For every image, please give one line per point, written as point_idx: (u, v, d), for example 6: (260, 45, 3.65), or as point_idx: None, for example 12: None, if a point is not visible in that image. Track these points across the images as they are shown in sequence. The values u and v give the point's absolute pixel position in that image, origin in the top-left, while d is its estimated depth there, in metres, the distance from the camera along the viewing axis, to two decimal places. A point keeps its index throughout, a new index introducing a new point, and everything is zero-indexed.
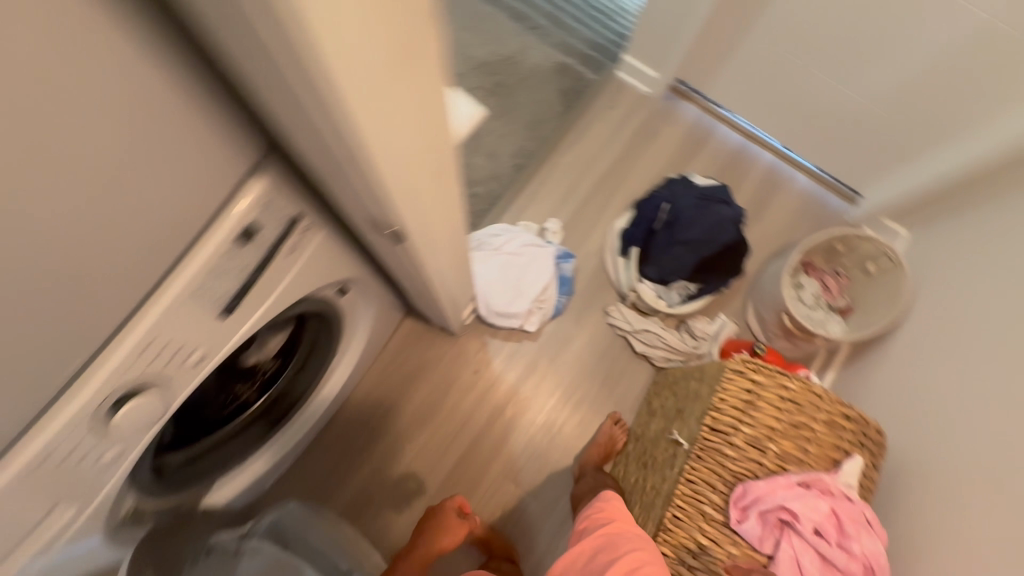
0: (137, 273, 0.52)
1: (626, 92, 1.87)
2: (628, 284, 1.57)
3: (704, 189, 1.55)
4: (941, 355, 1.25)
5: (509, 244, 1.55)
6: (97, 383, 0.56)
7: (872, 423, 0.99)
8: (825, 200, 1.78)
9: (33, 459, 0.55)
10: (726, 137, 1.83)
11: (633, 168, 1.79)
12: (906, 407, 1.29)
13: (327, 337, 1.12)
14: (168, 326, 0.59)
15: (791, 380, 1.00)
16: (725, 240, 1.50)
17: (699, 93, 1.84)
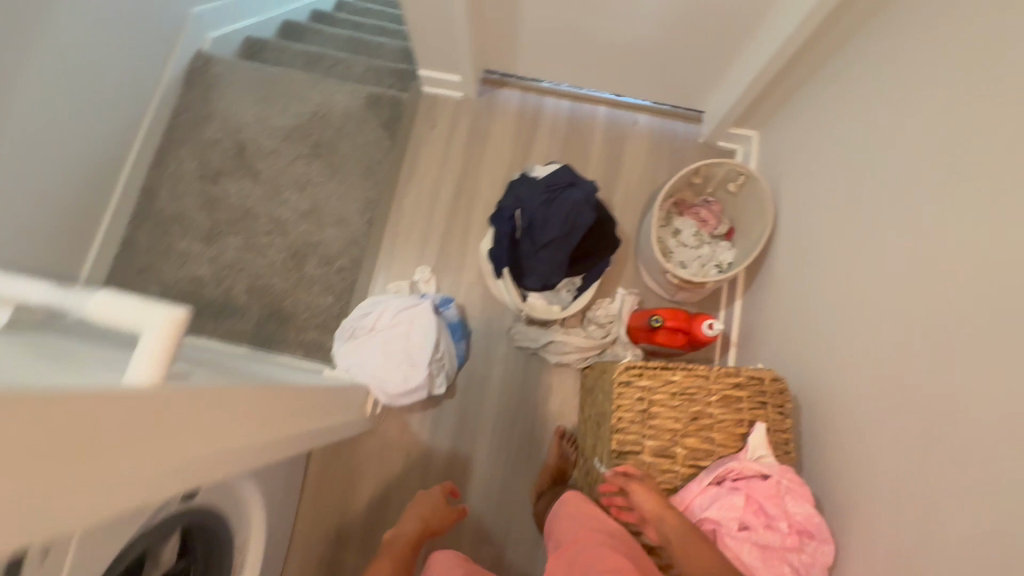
0: None
1: (439, 104, 1.75)
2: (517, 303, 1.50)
3: (547, 180, 1.46)
4: (813, 259, 1.24)
5: (382, 319, 1.44)
6: None
7: (766, 378, 0.97)
8: (673, 130, 1.73)
9: None
10: (555, 108, 1.75)
11: (477, 177, 1.69)
12: (793, 321, 1.27)
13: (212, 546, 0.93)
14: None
15: (677, 372, 0.95)
16: (585, 222, 1.42)
17: (510, 75, 1.74)
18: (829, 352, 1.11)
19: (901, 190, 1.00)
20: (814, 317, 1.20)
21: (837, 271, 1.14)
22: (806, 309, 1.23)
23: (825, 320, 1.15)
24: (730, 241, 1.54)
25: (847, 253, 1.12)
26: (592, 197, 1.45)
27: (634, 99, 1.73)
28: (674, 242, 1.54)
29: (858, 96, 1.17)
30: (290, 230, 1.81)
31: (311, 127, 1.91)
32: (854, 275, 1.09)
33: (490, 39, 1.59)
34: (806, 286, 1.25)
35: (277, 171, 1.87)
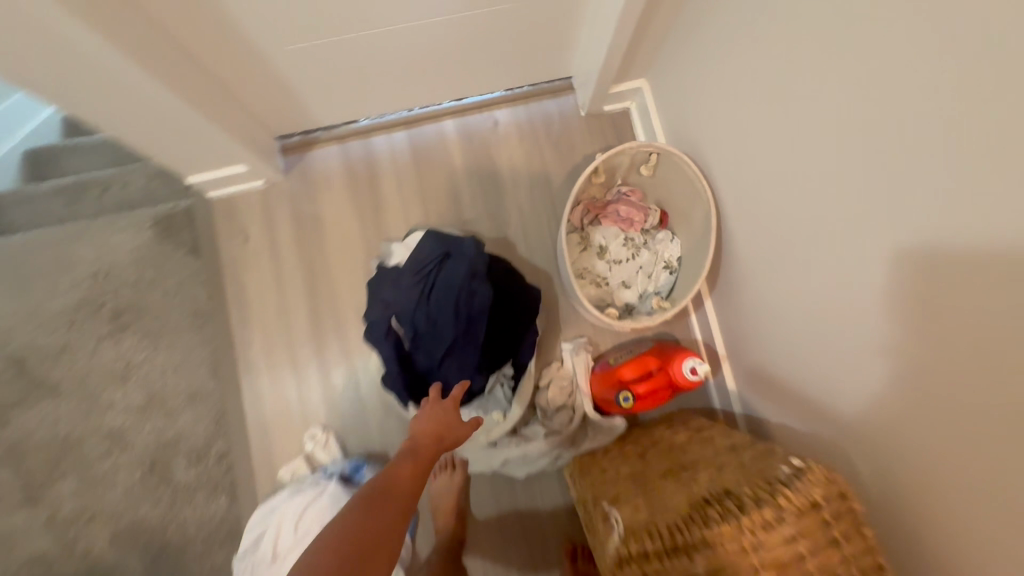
0: None
1: (241, 204, 1.27)
2: None
3: (414, 265, 1.07)
4: (779, 250, 0.87)
5: (285, 534, 1.04)
6: None
7: (815, 493, 0.65)
8: (544, 115, 1.32)
9: None
10: (389, 146, 1.30)
11: (331, 280, 1.25)
12: (783, 341, 0.91)
13: None
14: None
15: (690, 543, 0.64)
16: (483, 308, 1.02)
17: (315, 130, 1.28)
18: (853, 398, 0.76)
19: (878, 147, 0.63)
20: (811, 339, 0.84)
21: (820, 271, 0.78)
22: (795, 325, 0.87)
23: (829, 344, 0.79)
24: (669, 232, 1.18)
25: (825, 244, 0.76)
26: (478, 260, 1.05)
27: (481, 95, 1.30)
28: (603, 265, 1.17)
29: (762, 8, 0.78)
30: (133, 439, 1.35)
31: (99, 295, 1.40)
32: (848, 278, 0.73)
33: (257, 106, 1.12)
34: (782, 291, 0.89)
35: (80, 372, 1.37)
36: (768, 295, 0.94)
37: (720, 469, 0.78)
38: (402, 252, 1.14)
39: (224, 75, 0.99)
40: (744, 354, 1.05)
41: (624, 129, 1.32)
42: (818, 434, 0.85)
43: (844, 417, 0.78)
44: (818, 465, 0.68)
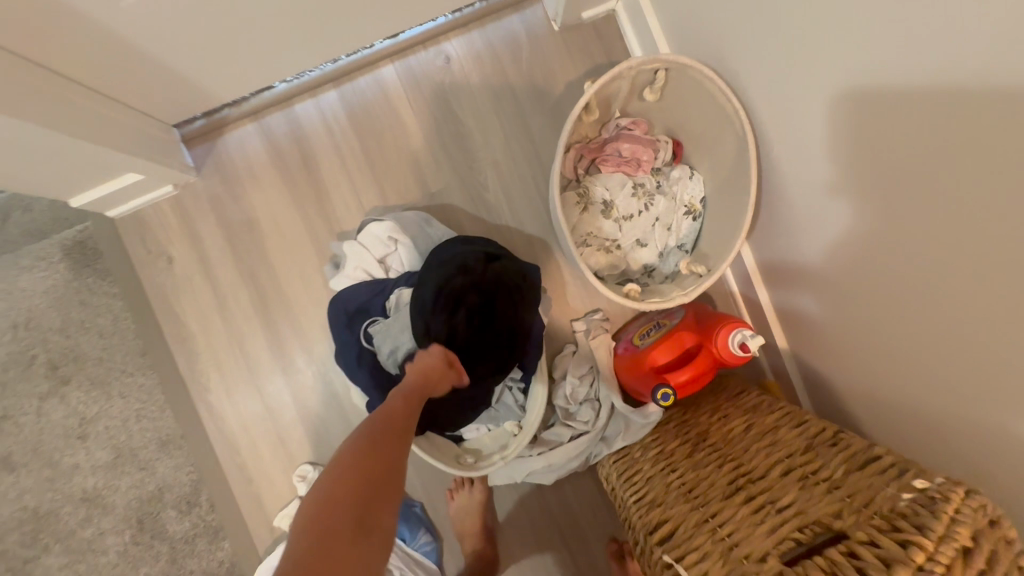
0: None
1: (154, 219, 1.03)
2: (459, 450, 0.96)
3: (379, 286, 0.90)
4: (852, 182, 0.65)
5: None
6: None
7: (964, 534, 0.47)
8: (507, 39, 1.03)
9: None
10: (322, 110, 1.03)
11: (286, 293, 1.03)
12: (864, 284, 0.68)
13: None
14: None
15: None
16: (459, 315, 0.83)
17: (223, 110, 1.01)
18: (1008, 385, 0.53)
19: None
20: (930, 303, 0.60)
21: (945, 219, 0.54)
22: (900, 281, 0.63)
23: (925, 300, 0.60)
24: (687, 168, 0.94)
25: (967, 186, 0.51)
26: (443, 259, 0.86)
27: (422, 26, 1.01)
28: (610, 225, 0.94)
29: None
30: (111, 500, 1.20)
31: (25, 350, 1.19)
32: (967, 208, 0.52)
33: (127, 93, 0.84)
34: (879, 234, 0.64)
35: (31, 438, 1.19)
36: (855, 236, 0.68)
37: (805, 486, 0.61)
38: (361, 255, 0.91)
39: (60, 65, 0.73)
40: (811, 302, 0.81)
41: (611, 41, 1.03)
42: (931, 396, 0.64)
43: (993, 408, 0.56)
44: (956, 484, 0.50)
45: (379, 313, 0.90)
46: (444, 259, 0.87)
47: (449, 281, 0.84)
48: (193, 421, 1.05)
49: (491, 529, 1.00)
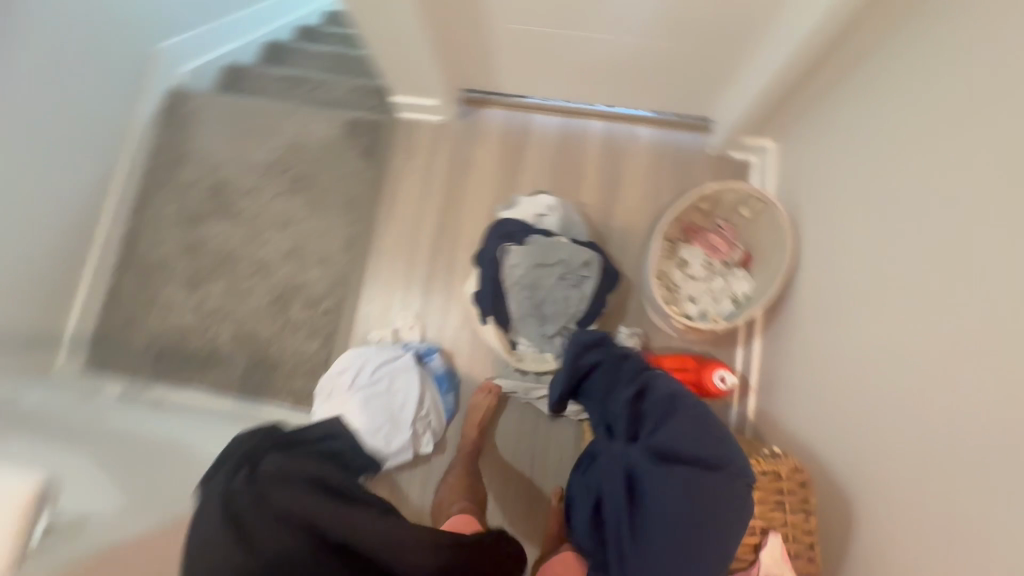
0: None
1: (419, 131, 1.62)
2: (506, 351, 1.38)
3: (526, 227, 1.35)
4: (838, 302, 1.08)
5: (363, 375, 1.37)
6: None
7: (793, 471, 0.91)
8: (678, 144, 1.54)
9: None
10: (546, 125, 1.58)
11: (462, 211, 1.56)
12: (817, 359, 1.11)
13: None
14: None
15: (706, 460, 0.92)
16: (562, 277, 1.31)
17: (492, 94, 1.58)
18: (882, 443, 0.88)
19: None
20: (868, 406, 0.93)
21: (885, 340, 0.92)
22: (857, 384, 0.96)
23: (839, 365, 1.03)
24: (746, 270, 1.37)
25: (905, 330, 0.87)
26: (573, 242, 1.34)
27: (633, 110, 1.55)
28: (679, 276, 1.38)
29: (903, 103, 0.95)
30: (273, 272, 1.74)
31: (291, 161, 1.81)
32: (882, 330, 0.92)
33: (462, 65, 1.43)
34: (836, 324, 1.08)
35: (258, 210, 1.78)
36: (865, 363, 0.96)
37: None
38: (527, 208, 1.40)
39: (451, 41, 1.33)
40: (867, 459, 0.91)
41: (741, 177, 1.51)
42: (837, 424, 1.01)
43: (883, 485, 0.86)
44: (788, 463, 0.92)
45: (516, 243, 1.33)
46: (572, 242, 1.34)
47: (569, 243, 1.32)
48: None
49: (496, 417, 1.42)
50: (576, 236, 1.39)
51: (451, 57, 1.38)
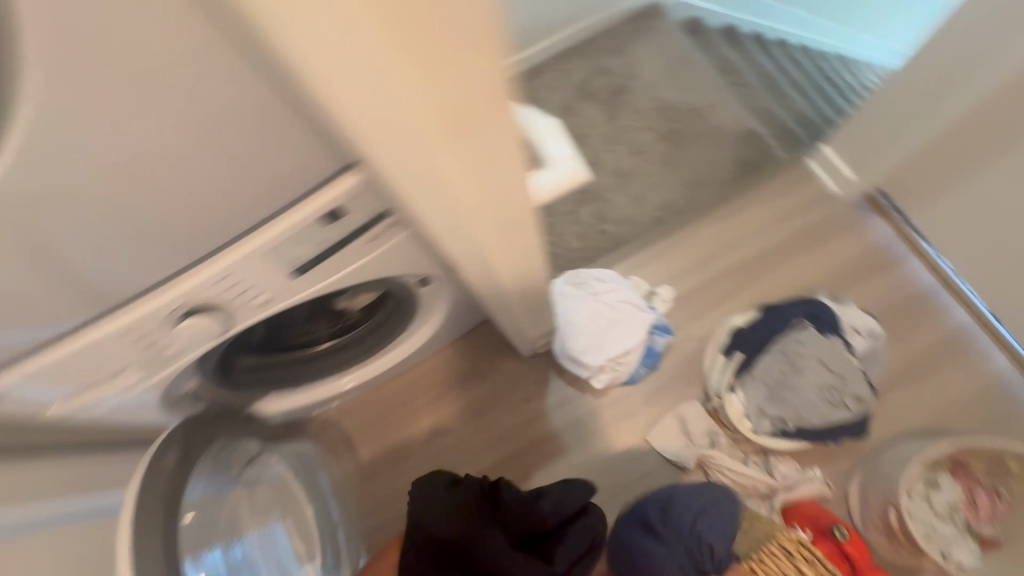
0: (215, 225, 0.59)
1: (810, 181, 1.62)
2: (716, 388, 1.39)
3: (835, 325, 1.32)
4: None
5: (610, 295, 1.48)
6: (157, 302, 0.64)
7: None
8: (1015, 396, 1.39)
9: (71, 350, 0.64)
10: (917, 274, 1.51)
11: (781, 265, 1.55)
12: None
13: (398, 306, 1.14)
14: (164, 242, 0.59)
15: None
16: (826, 387, 1.27)
17: (900, 213, 1.54)
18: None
19: None
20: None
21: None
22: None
23: None
24: (982, 548, 1.23)
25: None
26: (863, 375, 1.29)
27: (1007, 335, 1.42)
28: (924, 494, 1.24)
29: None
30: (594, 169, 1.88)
31: None
32: None
33: (920, 171, 1.40)
34: None
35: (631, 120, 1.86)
36: None
37: None
38: (849, 313, 1.36)
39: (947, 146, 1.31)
40: None
41: None
42: None
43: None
44: None
45: (816, 326, 1.33)
46: (863, 372, 1.29)
47: (861, 372, 1.28)
48: (681, 218, 1.64)
49: (655, 424, 1.46)
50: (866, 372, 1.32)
51: (923, 156, 1.36)
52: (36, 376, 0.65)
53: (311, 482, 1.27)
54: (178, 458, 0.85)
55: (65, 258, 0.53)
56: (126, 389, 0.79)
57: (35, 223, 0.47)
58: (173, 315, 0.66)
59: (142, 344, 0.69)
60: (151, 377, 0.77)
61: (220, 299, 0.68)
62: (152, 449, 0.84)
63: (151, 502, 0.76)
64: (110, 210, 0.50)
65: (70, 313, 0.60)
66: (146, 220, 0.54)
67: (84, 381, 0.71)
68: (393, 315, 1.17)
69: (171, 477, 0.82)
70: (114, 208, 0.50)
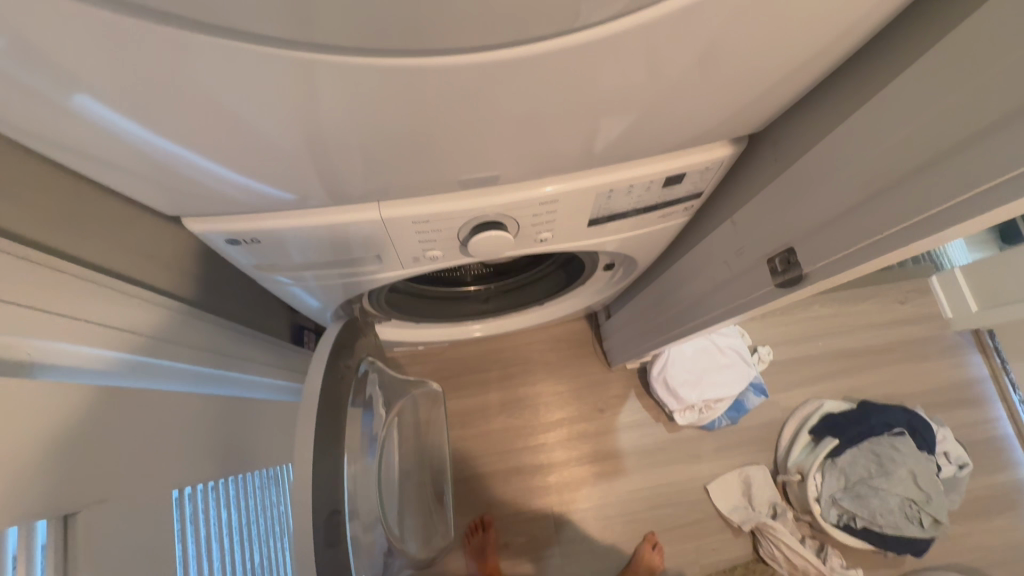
0: (586, 156, 0.54)
1: (926, 298, 1.63)
2: (796, 463, 1.39)
3: (931, 444, 1.35)
4: None
5: (721, 338, 1.45)
6: (474, 206, 0.57)
7: None
8: None
9: (349, 221, 0.58)
10: (998, 420, 1.53)
11: (879, 367, 1.56)
12: None
13: (558, 281, 1.08)
14: (528, 161, 0.52)
15: None
16: (908, 499, 1.29)
17: (1003, 358, 1.56)
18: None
19: None
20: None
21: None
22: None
23: None
24: None
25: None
26: (943, 499, 1.30)
27: None
28: None
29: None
30: None
31: None
32: None
33: None
34: None
35: None
36: None
37: None
38: (942, 437, 1.37)
39: None
40: None
41: None
42: None
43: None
44: None
45: (912, 438, 1.35)
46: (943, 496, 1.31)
47: (942, 497, 1.30)
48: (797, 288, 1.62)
49: (717, 477, 1.44)
50: (947, 497, 1.34)
51: None
52: (296, 231, 0.59)
53: (438, 431, 1.16)
54: (344, 364, 0.77)
55: (450, 143, 0.47)
56: (336, 278, 0.71)
57: (478, 104, 0.42)
58: (473, 226, 0.60)
59: (415, 243, 0.62)
60: (370, 273, 0.69)
61: (518, 223, 0.62)
62: (326, 347, 0.75)
63: (327, 412, 0.67)
64: (536, 116, 0.45)
65: (381, 188, 0.54)
66: (559, 129, 0.48)
67: (322, 256, 0.64)
68: (543, 282, 1.09)
69: (340, 388, 0.73)
70: (544, 114, 0.45)
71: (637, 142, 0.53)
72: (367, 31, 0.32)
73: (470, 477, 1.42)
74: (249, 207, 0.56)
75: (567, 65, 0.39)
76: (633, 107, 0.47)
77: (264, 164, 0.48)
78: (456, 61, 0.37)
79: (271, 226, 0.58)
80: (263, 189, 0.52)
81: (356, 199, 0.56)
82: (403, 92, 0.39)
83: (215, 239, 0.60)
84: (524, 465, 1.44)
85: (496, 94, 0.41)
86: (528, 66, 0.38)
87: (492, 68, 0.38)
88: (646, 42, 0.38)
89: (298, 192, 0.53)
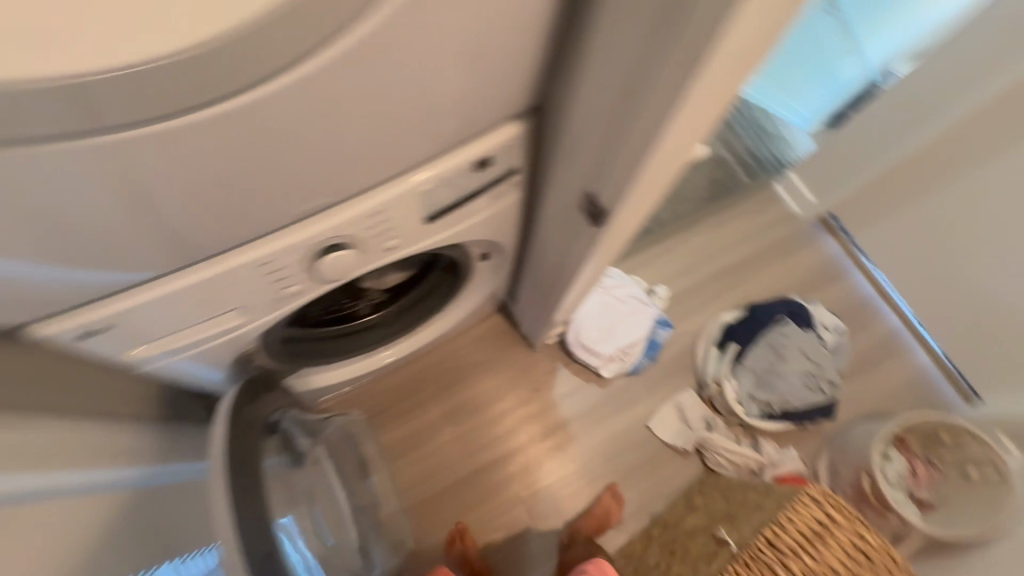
0: (392, 164, 0.61)
1: (776, 202, 1.88)
2: (713, 375, 1.55)
3: (809, 321, 1.56)
4: None
5: (618, 289, 1.59)
6: (308, 233, 0.63)
7: None
8: (938, 388, 1.68)
9: (196, 280, 0.61)
10: (859, 285, 1.79)
11: (757, 272, 1.77)
12: None
13: (448, 283, 1.15)
14: (338, 180, 0.58)
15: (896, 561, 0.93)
16: (806, 373, 1.49)
17: (848, 233, 1.82)
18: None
19: None
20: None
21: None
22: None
23: None
24: (921, 508, 1.46)
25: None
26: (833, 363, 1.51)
27: (926, 336, 1.73)
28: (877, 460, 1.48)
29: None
30: None
31: None
32: None
33: (868, 197, 1.70)
34: None
35: None
36: None
37: None
38: (818, 313, 1.59)
39: (907, 168, 1.58)
40: None
41: None
42: None
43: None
44: None
45: (794, 321, 1.55)
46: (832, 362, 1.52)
47: (830, 362, 1.51)
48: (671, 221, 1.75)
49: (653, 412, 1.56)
50: (839, 360, 1.55)
51: (883, 182, 1.65)
52: (149, 305, 0.61)
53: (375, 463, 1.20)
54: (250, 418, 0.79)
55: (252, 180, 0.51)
56: (210, 337, 0.72)
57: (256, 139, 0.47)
58: (316, 251, 0.65)
59: (269, 283, 0.66)
60: (239, 323, 0.71)
61: (358, 238, 0.67)
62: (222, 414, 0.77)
63: (235, 472, 0.69)
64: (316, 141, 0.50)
65: (209, 238, 0.57)
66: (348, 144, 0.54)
67: (185, 320, 0.66)
68: (436, 289, 1.15)
69: (247, 444, 0.75)
70: (324, 136, 0.51)
71: (440, 139, 0.60)
72: (103, 105, 0.36)
73: (435, 494, 1.45)
74: (88, 295, 0.57)
75: (318, 93, 0.45)
76: (405, 112, 0.53)
77: (76, 250, 0.50)
78: (210, 110, 0.41)
79: (113, 307, 0.59)
80: (89, 273, 0.54)
81: (193, 258, 0.59)
82: (174, 146, 0.43)
83: (68, 337, 0.60)
84: (482, 464, 1.49)
85: (266, 129, 0.46)
86: (280, 101, 0.44)
87: (246, 110, 0.43)
88: (380, 60, 0.45)
89: (129, 266, 0.55)
